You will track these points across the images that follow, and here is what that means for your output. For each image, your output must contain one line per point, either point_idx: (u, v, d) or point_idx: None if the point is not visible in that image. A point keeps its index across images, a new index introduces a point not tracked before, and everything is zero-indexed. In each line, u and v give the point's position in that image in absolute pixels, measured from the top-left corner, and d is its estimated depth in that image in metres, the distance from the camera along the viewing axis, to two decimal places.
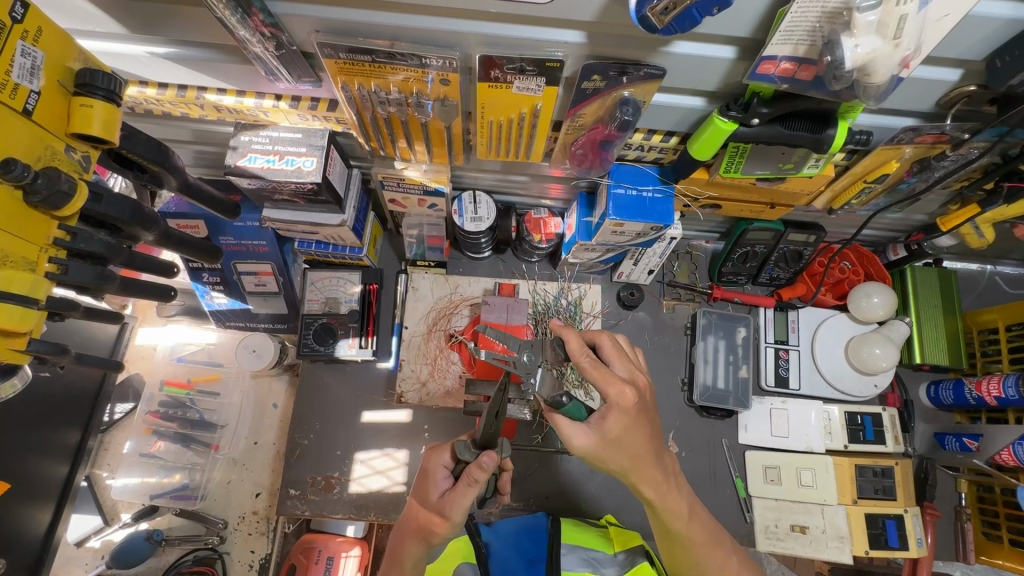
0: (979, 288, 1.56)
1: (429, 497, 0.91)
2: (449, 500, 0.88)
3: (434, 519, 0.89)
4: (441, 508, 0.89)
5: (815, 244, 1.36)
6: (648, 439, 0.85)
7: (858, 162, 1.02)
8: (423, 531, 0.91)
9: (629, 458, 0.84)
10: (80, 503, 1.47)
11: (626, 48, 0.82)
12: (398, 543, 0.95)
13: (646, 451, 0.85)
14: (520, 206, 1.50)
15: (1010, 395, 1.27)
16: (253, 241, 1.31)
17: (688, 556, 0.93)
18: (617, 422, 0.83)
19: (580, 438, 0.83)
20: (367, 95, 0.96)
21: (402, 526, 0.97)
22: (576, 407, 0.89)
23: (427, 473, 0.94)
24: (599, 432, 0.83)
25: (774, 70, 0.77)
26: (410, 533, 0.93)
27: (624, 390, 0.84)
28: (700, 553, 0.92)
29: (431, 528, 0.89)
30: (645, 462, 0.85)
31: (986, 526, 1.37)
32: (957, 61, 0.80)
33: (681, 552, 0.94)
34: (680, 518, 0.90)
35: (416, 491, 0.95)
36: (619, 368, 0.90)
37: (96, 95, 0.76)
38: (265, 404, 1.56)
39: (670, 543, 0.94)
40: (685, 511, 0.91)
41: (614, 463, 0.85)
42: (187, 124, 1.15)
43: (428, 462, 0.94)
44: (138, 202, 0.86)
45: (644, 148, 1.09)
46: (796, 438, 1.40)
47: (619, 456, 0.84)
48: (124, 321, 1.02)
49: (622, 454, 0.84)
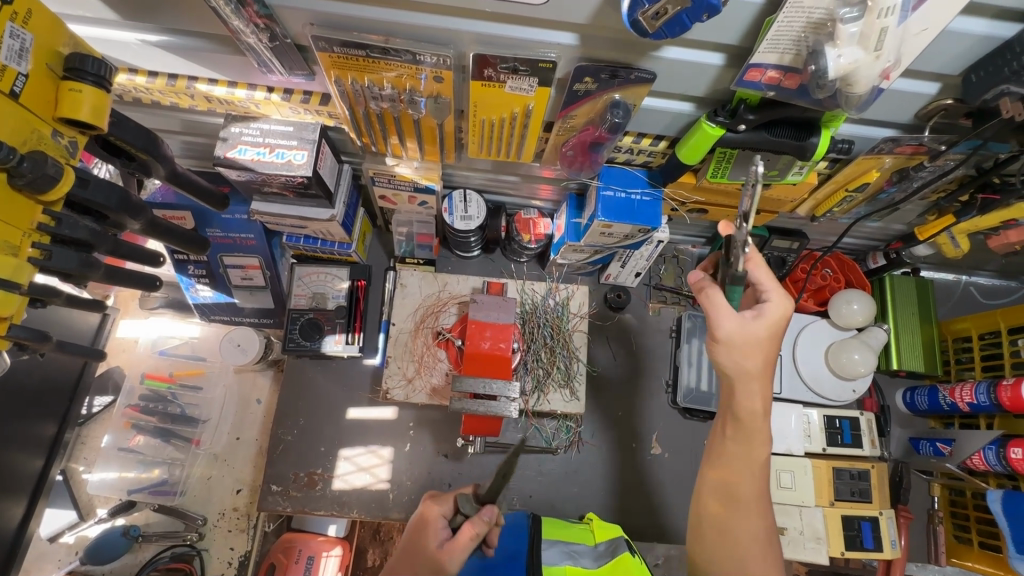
0: (954, 297, 1.60)
1: (425, 546, 0.87)
2: (450, 549, 0.85)
3: (429, 569, 0.85)
4: (437, 558, 0.85)
5: (798, 249, 1.43)
6: (768, 362, 0.87)
7: (840, 170, 1.06)
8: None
9: (762, 365, 0.86)
10: (55, 498, 1.44)
11: (617, 51, 0.84)
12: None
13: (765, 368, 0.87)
14: (510, 206, 1.51)
15: (981, 401, 1.31)
16: (240, 234, 1.30)
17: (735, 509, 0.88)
18: (765, 321, 0.86)
19: (730, 322, 0.85)
20: (361, 90, 0.96)
21: (384, 573, 0.91)
22: (735, 291, 0.85)
23: (426, 520, 0.91)
24: (749, 325, 0.85)
25: (761, 77, 0.79)
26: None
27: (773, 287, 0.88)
28: (744, 518, 0.88)
29: None
30: (756, 377, 0.86)
31: (958, 529, 1.41)
32: (935, 74, 0.83)
33: (731, 510, 0.88)
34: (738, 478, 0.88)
35: (408, 538, 0.91)
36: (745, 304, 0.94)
37: (85, 80, 0.75)
38: (248, 399, 1.54)
39: (718, 502, 0.90)
40: (751, 479, 0.88)
41: (747, 381, 0.86)
42: (177, 114, 1.14)
43: (428, 509, 0.92)
44: (126, 190, 0.85)
45: (633, 151, 1.11)
46: (777, 441, 1.42)
47: (756, 358, 0.86)
48: (106, 310, 1.00)
49: (756, 357, 0.86)
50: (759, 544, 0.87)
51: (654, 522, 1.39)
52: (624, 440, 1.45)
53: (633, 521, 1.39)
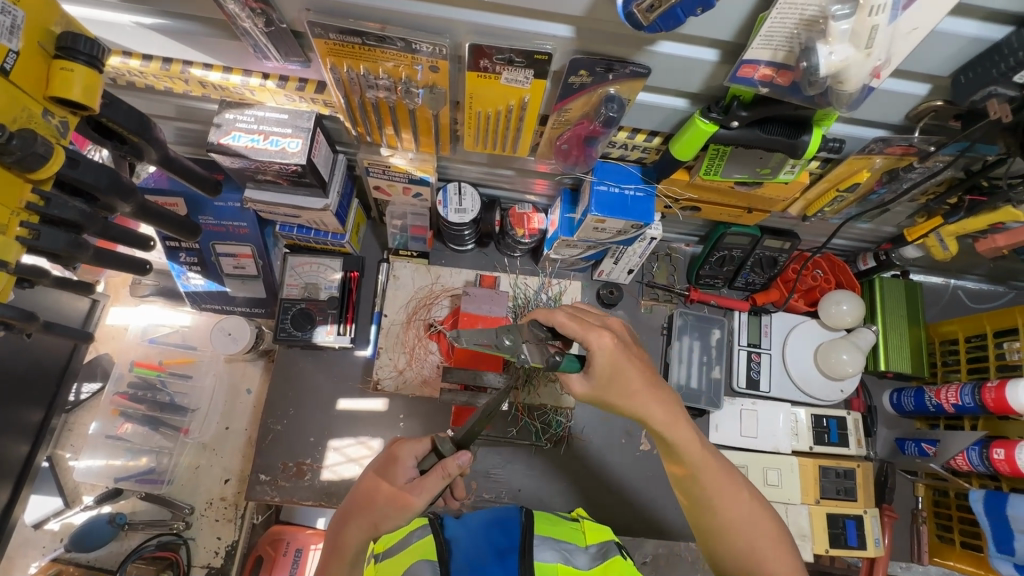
0: (942, 300, 1.62)
1: (391, 482, 0.88)
2: (417, 487, 0.86)
3: (393, 506, 0.85)
4: (403, 496, 0.86)
5: (790, 251, 1.41)
6: (646, 378, 0.86)
7: (832, 170, 1.07)
8: (375, 514, 0.86)
9: (634, 391, 0.85)
10: (40, 484, 1.43)
11: (612, 44, 0.84)
12: (339, 526, 0.90)
13: (640, 391, 0.85)
14: (504, 201, 1.51)
15: (966, 403, 1.32)
16: (233, 222, 1.30)
17: (718, 524, 0.86)
18: (602, 365, 0.85)
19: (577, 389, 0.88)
20: (356, 78, 0.96)
21: (345, 509, 0.91)
22: (570, 360, 0.87)
23: (395, 457, 0.92)
24: (594, 381, 0.86)
25: (754, 74, 0.80)
26: (356, 515, 0.88)
27: (600, 335, 0.85)
28: (725, 511, 0.86)
29: (384, 514, 0.85)
30: (646, 399, 0.85)
31: (940, 529, 1.43)
32: (926, 76, 0.84)
33: (710, 518, 0.87)
34: (707, 489, 0.86)
35: (374, 471, 0.91)
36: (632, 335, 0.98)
37: (77, 59, 0.75)
38: (238, 389, 1.54)
39: (699, 517, 0.88)
40: (708, 476, 0.87)
41: (654, 409, 0.85)
42: (171, 99, 1.14)
43: (398, 448, 0.93)
44: (116, 172, 0.85)
45: (628, 147, 1.12)
46: (765, 439, 1.44)
47: (615, 394, 0.85)
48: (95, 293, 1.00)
49: (617, 394, 0.85)
50: (752, 518, 0.86)
51: (641, 518, 1.40)
52: (614, 436, 1.45)
53: (620, 516, 1.40)
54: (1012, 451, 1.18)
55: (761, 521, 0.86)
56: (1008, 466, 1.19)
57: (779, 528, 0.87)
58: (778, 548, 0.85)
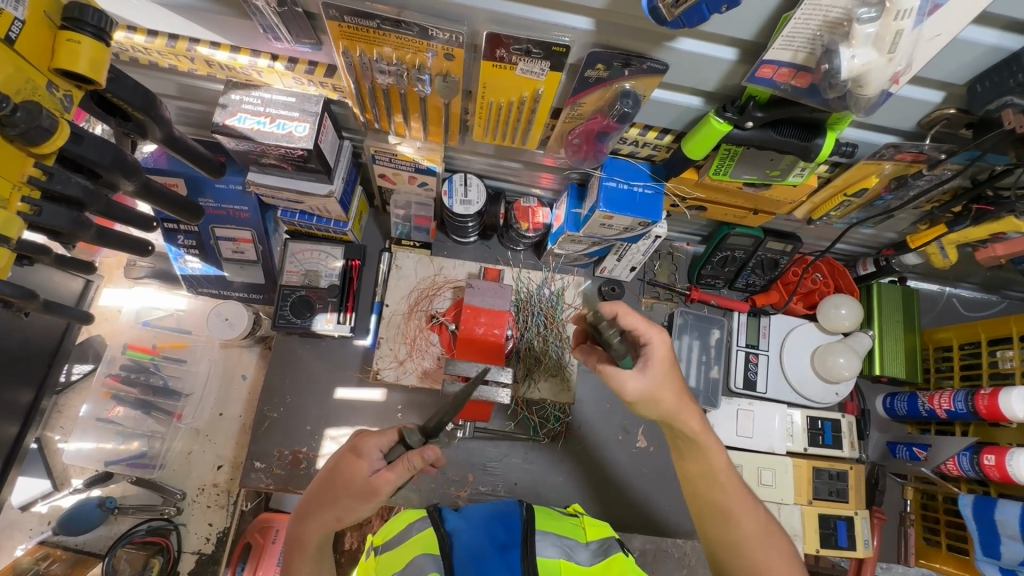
0: (937, 307, 1.64)
1: (355, 474, 0.85)
2: (381, 479, 0.84)
3: (358, 498, 0.84)
4: (370, 487, 0.84)
5: (791, 254, 1.41)
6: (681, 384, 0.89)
7: (840, 174, 1.07)
8: (341, 508, 0.85)
9: (674, 403, 0.88)
10: (27, 466, 1.41)
11: (633, 39, 0.84)
12: (301, 519, 0.89)
13: (681, 404, 0.89)
14: (509, 193, 1.50)
15: (959, 408, 1.34)
16: (234, 206, 1.27)
17: (729, 528, 0.92)
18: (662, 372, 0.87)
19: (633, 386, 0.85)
20: (368, 63, 0.94)
21: (305, 504, 0.90)
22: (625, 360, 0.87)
23: (360, 450, 0.87)
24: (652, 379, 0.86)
25: (773, 74, 0.80)
26: (321, 507, 0.87)
27: (633, 369, 0.85)
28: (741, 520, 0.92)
29: (351, 507, 0.85)
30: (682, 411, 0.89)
31: (927, 532, 1.45)
32: (941, 83, 0.84)
33: (725, 524, 0.93)
34: (722, 496, 0.93)
35: (337, 464, 0.89)
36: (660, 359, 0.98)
37: (84, 31, 0.73)
38: (233, 375, 1.52)
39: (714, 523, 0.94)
40: (727, 486, 0.93)
41: (681, 420, 0.90)
42: (174, 77, 1.11)
43: (362, 440, 0.89)
44: (121, 149, 0.82)
45: (638, 143, 1.11)
46: (760, 439, 1.45)
47: (658, 409, 0.88)
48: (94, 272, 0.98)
49: (656, 407, 0.88)
50: (765, 530, 0.92)
51: (636, 514, 1.41)
52: (611, 432, 1.45)
53: (614, 512, 1.40)
54: (1004, 457, 1.20)
55: (775, 534, 0.93)
56: (998, 472, 1.22)
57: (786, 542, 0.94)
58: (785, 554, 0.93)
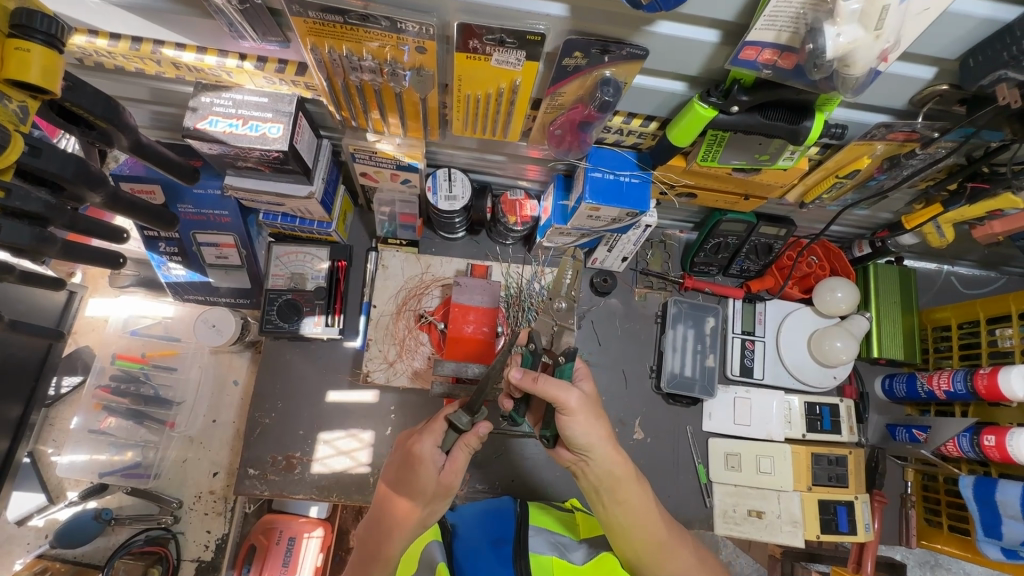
0: (936, 286, 1.62)
1: (424, 481, 0.91)
2: (452, 475, 0.93)
3: (438, 497, 0.93)
4: (443, 486, 0.93)
5: (785, 238, 1.39)
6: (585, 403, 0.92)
7: (831, 156, 1.04)
8: (421, 515, 0.93)
9: (593, 433, 0.93)
10: (21, 480, 1.39)
11: (608, 24, 0.80)
12: (379, 534, 0.94)
13: (597, 423, 0.94)
14: (496, 186, 1.47)
15: (957, 389, 1.33)
16: (215, 211, 1.24)
17: (643, 540, 0.98)
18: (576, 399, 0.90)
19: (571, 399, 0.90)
20: (339, 60, 0.91)
21: (379, 523, 0.96)
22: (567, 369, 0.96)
23: (417, 457, 0.92)
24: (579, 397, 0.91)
25: (757, 56, 0.77)
26: (399, 522, 0.93)
27: (569, 393, 0.90)
28: (659, 538, 0.99)
29: (433, 508, 0.94)
30: (602, 439, 0.94)
31: (929, 513, 1.45)
32: (932, 58, 0.81)
33: (644, 544, 0.98)
34: (632, 514, 0.98)
35: (403, 476, 0.94)
36: (585, 386, 0.99)
37: (35, 38, 0.70)
38: (225, 380, 1.50)
39: (628, 542, 0.98)
40: (638, 506, 0.98)
41: (599, 450, 0.94)
42: (143, 81, 1.07)
43: (416, 445, 0.93)
44: (84, 160, 0.80)
45: (623, 132, 1.08)
46: (758, 427, 1.44)
47: (583, 430, 0.92)
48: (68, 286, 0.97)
49: (578, 429, 0.91)
50: (672, 539, 1.00)
51: None
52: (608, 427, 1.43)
53: None
54: (1004, 438, 1.19)
55: (680, 547, 1.01)
56: (998, 453, 1.20)
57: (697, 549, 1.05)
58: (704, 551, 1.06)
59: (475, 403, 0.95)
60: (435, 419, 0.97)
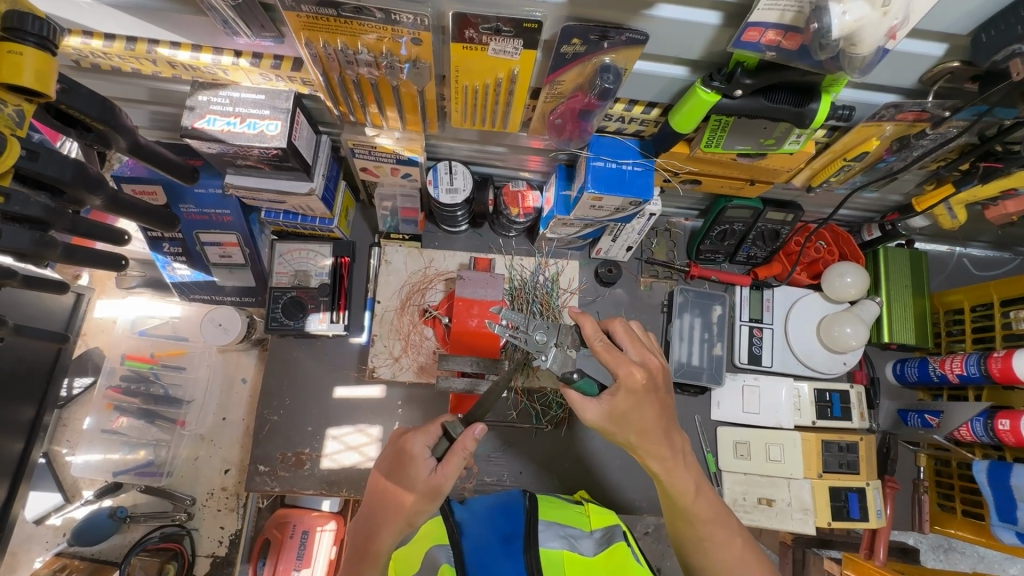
0: (947, 269, 1.59)
1: (413, 479, 0.88)
2: (442, 476, 0.87)
3: (425, 500, 0.87)
4: (430, 488, 0.87)
5: (793, 223, 1.36)
6: (635, 403, 0.88)
7: (839, 139, 1.02)
8: (408, 514, 0.88)
9: (641, 429, 0.90)
10: (38, 480, 1.42)
11: (607, 10, 0.78)
12: (368, 531, 0.91)
13: (653, 426, 0.90)
14: (497, 178, 1.46)
15: (971, 373, 1.30)
16: (217, 210, 1.24)
17: (689, 518, 0.95)
18: (625, 400, 0.88)
19: (592, 411, 0.89)
20: (334, 54, 0.90)
21: (368, 520, 0.92)
22: (586, 382, 0.92)
23: (408, 455, 0.90)
24: (609, 406, 0.89)
25: (760, 37, 0.74)
26: (387, 520, 0.90)
27: (587, 406, 0.90)
28: (704, 529, 0.95)
29: (417, 508, 0.88)
30: (654, 438, 0.90)
31: (942, 498, 1.44)
32: (943, 35, 0.79)
33: (686, 532, 0.97)
34: (688, 496, 0.94)
35: (394, 473, 0.91)
36: (652, 360, 0.93)
37: (26, 41, 0.70)
38: (233, 379, 1.51)
39: (673, 511, 0.97)
40: (691, 488, 0.94)
41: (653, 437, 0.90)
42: (141, 81, 1.07)
43: (407, 443, 0.91)
44: (82, 162, 0.80)
45: (625, 119, 1.07)
46: (766, 415, 1.43)
47: (627, 430, 0.90)
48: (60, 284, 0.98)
49: (628, 427, 0.90)
50: (718, 512, 0.96)
51: (644, 496, 1.41)
52: None
53: (621, 495, 1.40)
54: (1018, 422, 1.17)
55: (727, 536, 0.96)
56: (1013, 437, 1.18)
57: (744, 539, 0.97)
58: (748, 557, 0.95)
59: (474, 413, 1.02)
60: (430, 423, 0.95)
